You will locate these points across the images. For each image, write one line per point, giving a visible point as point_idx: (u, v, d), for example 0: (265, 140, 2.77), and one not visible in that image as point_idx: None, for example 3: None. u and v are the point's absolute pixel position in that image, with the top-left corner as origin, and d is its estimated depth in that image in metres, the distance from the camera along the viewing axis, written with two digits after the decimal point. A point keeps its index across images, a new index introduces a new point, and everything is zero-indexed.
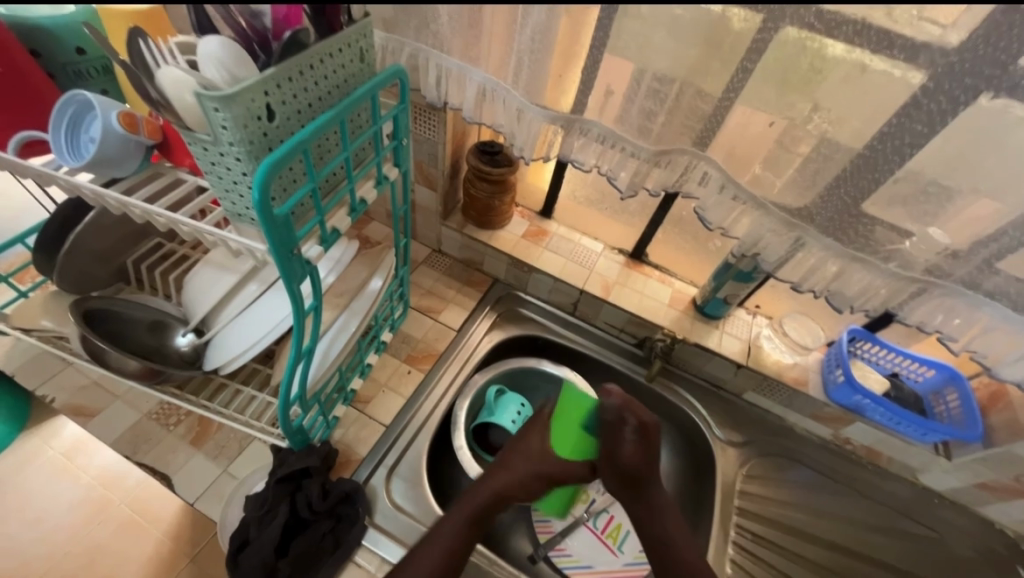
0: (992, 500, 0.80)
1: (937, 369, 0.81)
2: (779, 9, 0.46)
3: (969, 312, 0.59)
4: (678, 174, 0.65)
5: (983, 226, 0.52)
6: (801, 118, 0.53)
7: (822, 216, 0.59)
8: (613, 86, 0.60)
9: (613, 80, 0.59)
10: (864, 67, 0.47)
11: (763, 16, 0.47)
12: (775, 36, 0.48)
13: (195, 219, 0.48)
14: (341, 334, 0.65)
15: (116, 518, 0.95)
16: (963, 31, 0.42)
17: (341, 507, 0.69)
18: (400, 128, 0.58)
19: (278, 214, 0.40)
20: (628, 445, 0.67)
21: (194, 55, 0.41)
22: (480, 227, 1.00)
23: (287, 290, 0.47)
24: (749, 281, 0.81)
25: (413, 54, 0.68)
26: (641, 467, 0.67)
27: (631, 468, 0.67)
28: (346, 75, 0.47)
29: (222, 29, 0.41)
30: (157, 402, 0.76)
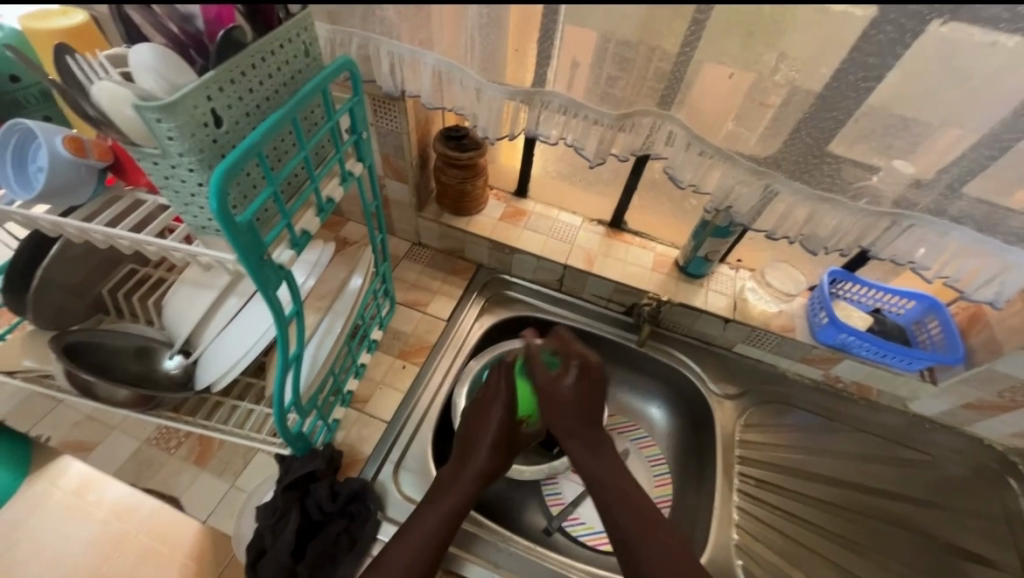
0: (979, 418, 0.83)
1: (917, 300, 0.83)
2: None
3: (938, 239, 0.60)
4: (643, 136, 0.65)
5: (945, 152, 0.53)
6: (768, 69, 0.52)
7: (788, 161, 0.59)
8: (578, 57, 0.59)
9: (577, 50, 0.58)
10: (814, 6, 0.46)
11: None
12: None
13: (160, 237, 0.47)
14: (328, 336, 0.65)
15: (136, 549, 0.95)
16: None
17: (352, 505, 0.69)
18: (358, 122, 0.57)
19: (241, 222, 0.40)
20: (568, 379, 0.68)
21: (127, 67, 0.39)
22: (457, 214, 0.99)
23: (266, 299, 0.46)
24: (727, 236, 0.82)
25: (363, 44, 0.66)
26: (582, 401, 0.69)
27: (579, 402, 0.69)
28: (292, 72, 0.46)
29: (152, 36, 0.40)
30: (154, 428, 0.75)
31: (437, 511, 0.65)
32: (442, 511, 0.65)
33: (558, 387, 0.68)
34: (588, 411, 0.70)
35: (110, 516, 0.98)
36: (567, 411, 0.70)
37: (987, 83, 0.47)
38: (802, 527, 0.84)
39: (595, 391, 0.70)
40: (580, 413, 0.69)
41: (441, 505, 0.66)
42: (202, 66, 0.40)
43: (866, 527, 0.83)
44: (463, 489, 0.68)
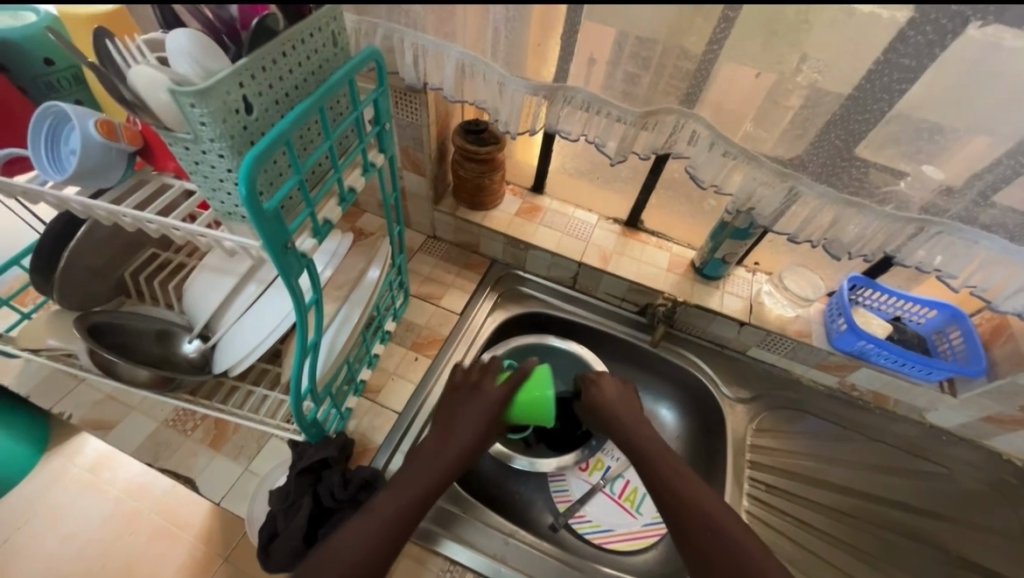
0: (998, 432, 0.81)
1: (940, 309, 0.82)
2: None
3: (966, 248, 0.59)
4: (665, 134, 0.64)
5: (981, 158, 0.51)
6: (790, 69, 0.51)
7: (814, 163, 0.58)
8: (596, 54, 0.59)
9: (594, 47, 0.58)
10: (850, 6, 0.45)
11: None
12: None
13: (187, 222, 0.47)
14: (344, 326, 0.65)
15: (143, 530, 0.96)
16: None
17: (362, 494, 0.68)
18: (381, 113, 0.57)
19: (268, 209, 0.40)
20: (608, 383, 0.83)
21: (163, 51, 0.40)
22: (473, 209, 0.99)
23: (287, 285, 0.47)
24: (745, 238, 0.81)
25: (388, 35, 0.66)
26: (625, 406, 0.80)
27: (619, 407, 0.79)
28: (320, 61, 0.46)
29: (188, 21, 0.41)
30: (171, 410, 0.77)
31: (405, 491, 0.61)
32: (412, 491, 0.61)
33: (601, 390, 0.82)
34: (629, 415, 0.78)
35: (124, 494, 0.99)
36: (622, 410, 0.79)
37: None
38: (812, 535, 0.82)
39: (630, 400, 0.81)
40: (632, 414, 0.78)
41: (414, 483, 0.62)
42: (235, 53, 0.41)
43: (878, 538, 0.82)
44: (436, 469, 0.64)
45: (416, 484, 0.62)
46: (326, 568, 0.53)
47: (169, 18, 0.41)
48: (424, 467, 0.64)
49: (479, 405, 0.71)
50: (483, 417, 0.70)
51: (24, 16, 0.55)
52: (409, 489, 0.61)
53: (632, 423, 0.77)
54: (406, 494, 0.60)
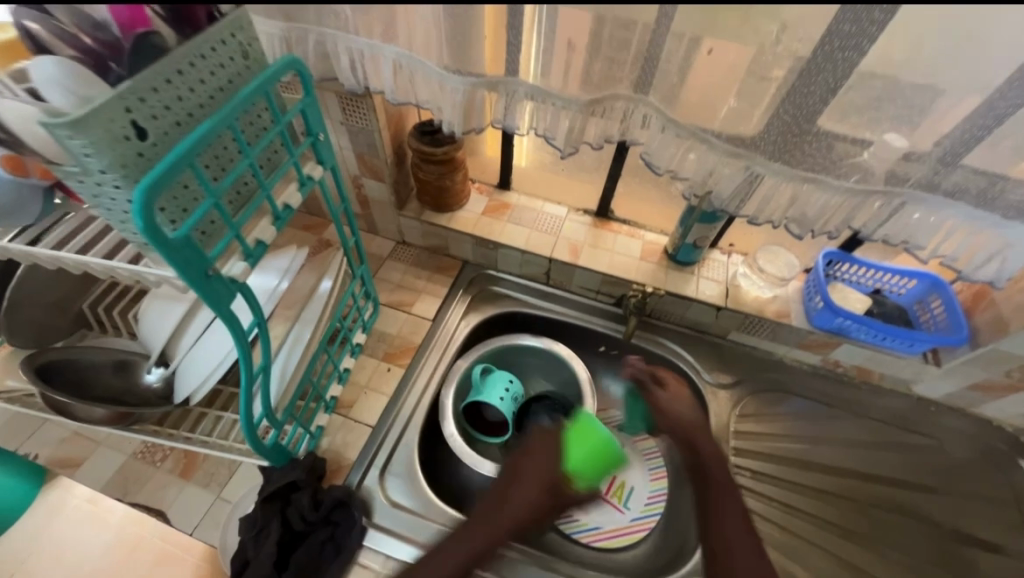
0: (987, 399, 0.79)
1: (919, 278, 0.80)
2: None
3: (932, 217, 0.57)
4: (617, 121, 0.61)
5: (936, 122, 0.49)
6: (770, 40, 0.48)
7: (767, 141, 0.56)
8: (574, 38, 0.53)
9: (572, 31, 0.53)
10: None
11: None
12: None
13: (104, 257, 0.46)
14: (296, 346, 0.63)
15: None
16: None
17: (336, 513, 0.68)
18: (313, 123, 0.55)
19: (174, 238, 0.38)
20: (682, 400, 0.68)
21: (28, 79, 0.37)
22: (438, 211, 0.97)
23: (217, 314, 0.45)
24: (714, 221, 0.79)
25: (320, 40, 0.64)
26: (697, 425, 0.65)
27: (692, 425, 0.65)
28: (230, 75, 0.43)
29: (62, 50, 0.38)
30: (138, 442, 0.75)
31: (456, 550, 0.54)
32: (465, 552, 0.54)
33: (674, 412, 0.67)
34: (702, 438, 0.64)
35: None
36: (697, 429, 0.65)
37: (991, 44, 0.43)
38: (803, 520, 0.81)
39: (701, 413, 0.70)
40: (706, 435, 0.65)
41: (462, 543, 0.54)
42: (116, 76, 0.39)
43: (870, 517, 0.80)
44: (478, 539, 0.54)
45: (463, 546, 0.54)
46: None
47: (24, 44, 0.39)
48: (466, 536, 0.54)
49: (540, 464, 0.59)
50: (536, 482, 0.57)
51: None
52: (454, 552, 0.54)
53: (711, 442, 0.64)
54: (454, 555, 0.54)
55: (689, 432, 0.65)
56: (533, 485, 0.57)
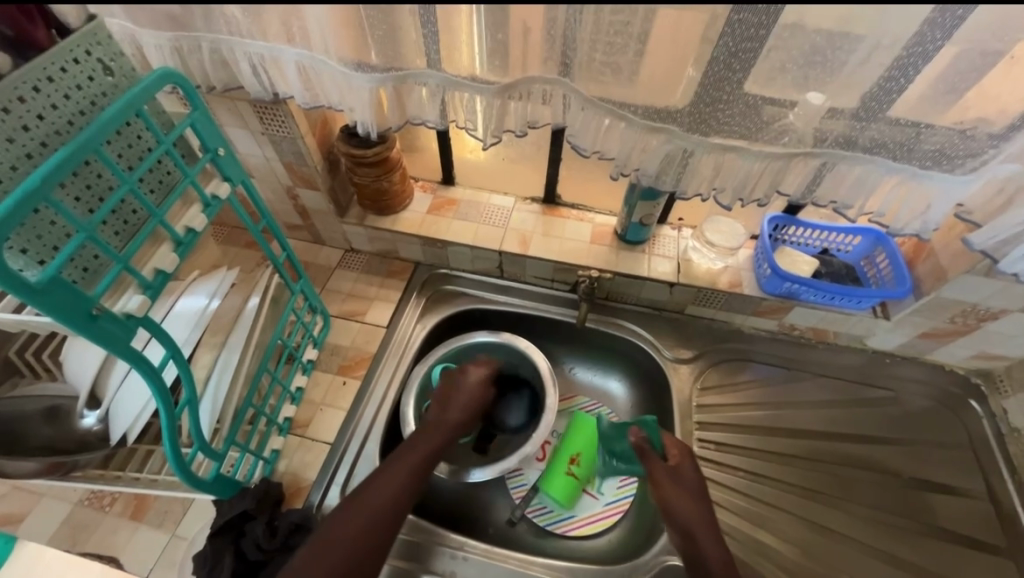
0: (938, 346, 0.81)
1: (864, 235, 0.80)
2: None
3: (858, 174, 0.56)
4: (538, 105, 0.59)
5: (849, 78, 0.47)
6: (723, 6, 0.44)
7: (684, 113, 0.54)
8: (529, 20, 0.49)
9: (527, 14, 0.48)
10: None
11: None
12: None
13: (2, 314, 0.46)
14: (226, 373, 0.59)
15: None
16: None
17: (294, 537, 0.65)
18: (207, 138, 0.51)
19: (39, 282, 0.35)
20: (688, 465, 0.69)
21: None
22: (381, 214, 0.94)
23: (116, 353, 0.42)
24: (656, 197, 0.78)
25: (214, 47, 0.60)
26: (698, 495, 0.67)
27: (696, 493, 0.67)
28: (90, 100, 0.45)
29: None
30: (84, 489, 0.72)
31: (399, 469, 0.66)
32: (408, 468, 0.66)
33: (681, 476, 0.68)
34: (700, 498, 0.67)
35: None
36: (702, 513, 0.65)
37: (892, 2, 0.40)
38: (773, 486, 0.81)
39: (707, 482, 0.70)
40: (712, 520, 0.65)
41: (413, 457, 0.68)
42: None
43: (833, 475, 0.81)
44: (421, 454, 0.68)
45: (407, 462, 0.67)
46: (330, 546, 0.58)
47: None
48: (415, 449, 0.69)
49: (461, 395, 0.78)
50: (461, 408, 0.76)
51: None
52: (404, 468, 0.66)
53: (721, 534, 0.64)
54: (403, 472, 0.65)
55: (698, 513, 0.65)
56: (460, 406, 0.76)
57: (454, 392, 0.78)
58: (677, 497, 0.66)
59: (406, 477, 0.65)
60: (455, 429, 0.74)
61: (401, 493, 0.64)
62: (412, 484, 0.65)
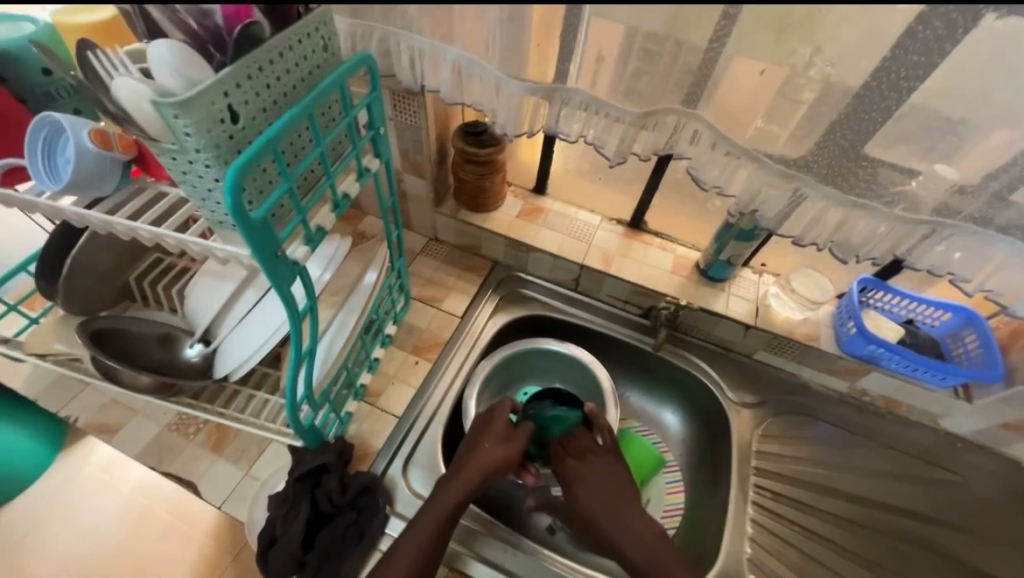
0: (1016, 440, 0.78)
1: (954, 311, 0.79)
2: None
3: (981, 250, 0.56)
4: (666, 135, 0.62)
5: (1003, 157, 0.50)
6: (803, 63, 0.49)
7: (820, 163, 0.56)
8: (677, 47, 0.52)
9: (681, 37, 0.52)
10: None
11: None
12: None
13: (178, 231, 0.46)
14: (342, 330, 0.64)
15: (158, 523, 1.10)
16: None
17: (362, 498, 0.68)
18: (376, 117, 0.56)
19: (255, 219, 0.40)
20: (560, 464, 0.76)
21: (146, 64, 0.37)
22: (474, 211, 0.99)
23: (278, 293, 0.47)
24: (751, 239, 0.79)
25: (383, 40, 0.66)
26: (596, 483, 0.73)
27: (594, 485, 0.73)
28: (310, 67, 0.45)
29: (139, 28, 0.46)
30: (174, 413, 0.77)
31: (445, 496, 0.65)
32: (450, 499, 0.65)
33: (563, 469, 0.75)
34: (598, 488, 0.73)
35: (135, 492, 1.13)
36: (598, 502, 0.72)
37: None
38: (820, 543, 0.82)
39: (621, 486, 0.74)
40: (616, 515, 0.71)
41: (456, 489, 0.66)
42: (218, 61, 0.39)
43: (885, 546, 0.82)
44: (462, 486, 0.67)
45: (450, 495, 0.66)
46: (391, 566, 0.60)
47: (150, 28, 0.40)
48: (455, 482, 0.67)
49: (498, 431, 0.74)
50: (499, 443, 0.72)
51: (22, 25, 0.52)
52: (447, 502, 0.65)
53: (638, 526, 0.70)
54: (445, 505, 0.65)
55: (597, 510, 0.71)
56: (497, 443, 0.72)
57: (487, 431, 0.74)
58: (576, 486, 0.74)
59: (436, 525, 0.63)
60: (500, 466, 0.70)
61: (447, 523, 0.64)
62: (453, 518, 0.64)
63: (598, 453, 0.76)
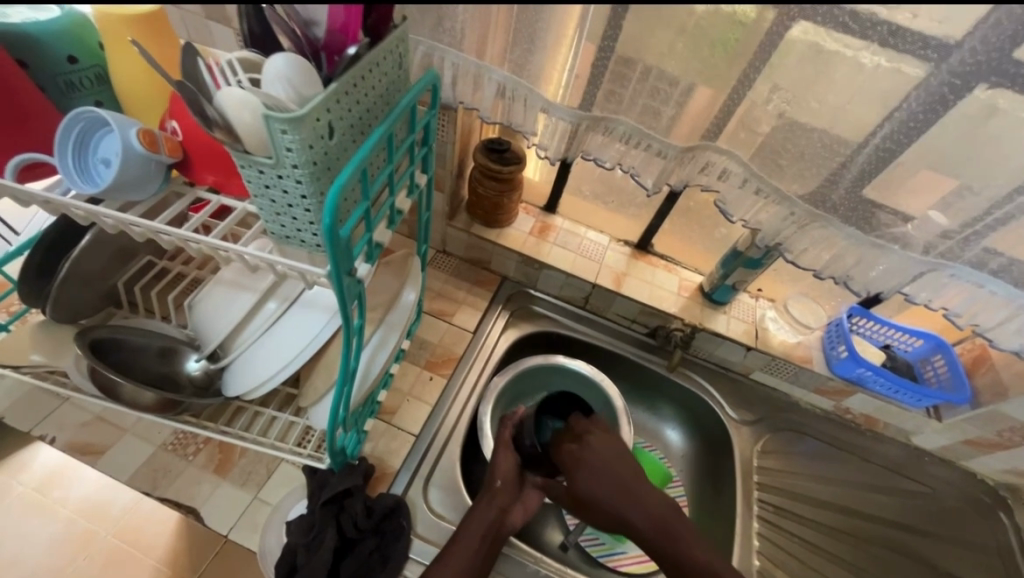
0: (976, 454, 0.87)
1: (925, 339, 0.88)
2: (799, 8, 0.48)
3: (972, 290, 0.63)
4: (698, 171, 0.67)
5: (1005, 213, 0.56)
6: (760, 98, 0.57)
7: (844, 207, 0.62)
8: (714, 96, 0.58)
9: (719, 83, 0.57)
10: (710, 7, 0.51)
11: (779, 14, 0.50)
12: (785, 34, 0.51)
13: (235, 243, 0.43)
14: (381, 348, 0.62)
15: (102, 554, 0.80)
16: (966, 26, 0.46)
17: (386, 522, 0.66)
18: (431, 134, 0.56)
19: (342, 237, 0.38)
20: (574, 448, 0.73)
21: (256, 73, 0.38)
22: (487, 226, 0.98)
23: (343, 312, 0.45)
24: (757, 268, 0.84)
25: (428, 52, 0.65)
26: (610, 463, 0.71)
27: (608, 464, 0.71)
28: (389, 83, 0.44)
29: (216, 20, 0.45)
30: (170, 432, 0.71)
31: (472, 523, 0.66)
32: (473, 527, 0.66)
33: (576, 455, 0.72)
34: (611, 466, 0.71)
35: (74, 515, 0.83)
36: (616, 476, 0.70)
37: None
38: (822, 558, 0.89)
39: (628, 459, 0.72)
40: (630, 487, 0.70)
41: (478, 516, 0.68)
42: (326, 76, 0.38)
43: (869, 553, 0.89)
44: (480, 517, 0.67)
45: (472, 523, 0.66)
46: None
47: (260, 35, 0.39)
48: (477, 511, 0.68)
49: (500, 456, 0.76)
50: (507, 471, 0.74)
51: (47, 8, 0.50)
52: (468, 530, 0.66)
53: (647, 494, 0.69)
54: (468, 535, 0.65)
55: (611, 488, 0.69)
56: (507, 462, 0.75)
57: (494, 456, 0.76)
58: (590, 464, 0.71)
59: (467, 554, 0.63)
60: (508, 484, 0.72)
61: (477, 549, 0.64)
62: (480, 542, 0.65)
63: (595, 432, 0.74)
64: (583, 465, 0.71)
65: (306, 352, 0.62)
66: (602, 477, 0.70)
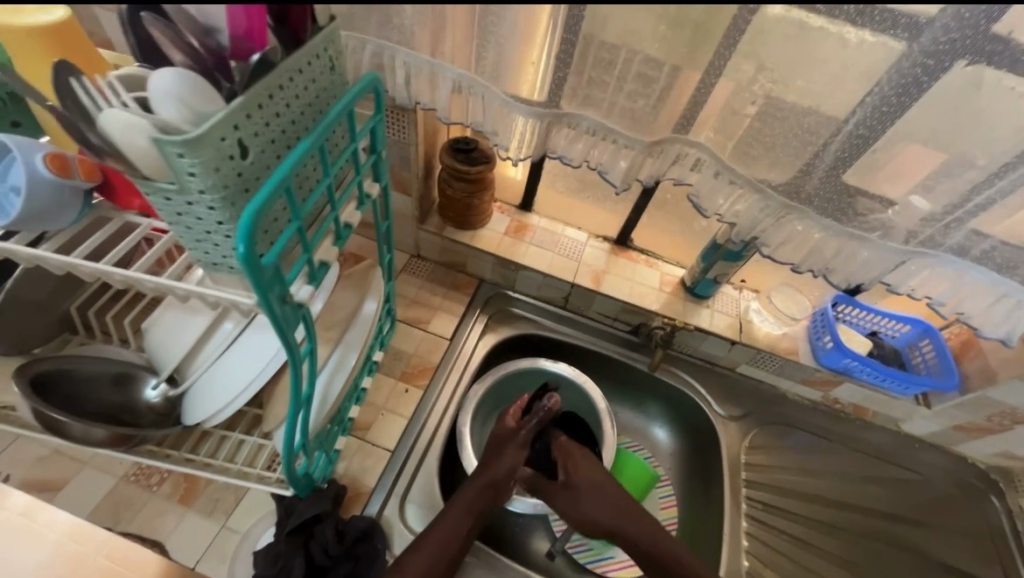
0: (967, 439, 0.86)
1: (913, 324, 0.85)
2: None
3: (955, 279, 0.61)
4: (669, 163, 0.64)
5: (987, 198, 0.53)
6: (747, 77, 0.52)
7: (820, 198, 0.59)
8: (678, 88, 0.55)
9: (684, 73, 0.53)
10: None
11: None
12: (759, 12, 0.47)
13: (159, 275, 0.40)
14: (340, 369, 0.60)
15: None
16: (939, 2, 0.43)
17: (359, 546, 0.64)
18: (378, 140, 0.52)
19: (266, 264, 0.35)
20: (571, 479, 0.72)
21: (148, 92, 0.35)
22: (459, 228, 0.95)
23: (283, 339, 0.42)
24: (737, 260, 0.82)
25: (377, 51, 0.62)
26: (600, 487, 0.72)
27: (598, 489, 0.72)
28: (319, 91, 0.41)
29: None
30: (131, 463, 0.68)
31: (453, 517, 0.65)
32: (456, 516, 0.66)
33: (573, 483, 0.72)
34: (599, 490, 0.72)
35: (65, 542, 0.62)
36: (604, 500, 0.71)
37: (1011, 130, 0.48)
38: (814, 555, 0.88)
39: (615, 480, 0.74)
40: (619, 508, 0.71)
41: (461, 509, 0.66)
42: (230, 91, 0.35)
43: (863, 547, 0.88)
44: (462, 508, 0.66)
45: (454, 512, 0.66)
46: None
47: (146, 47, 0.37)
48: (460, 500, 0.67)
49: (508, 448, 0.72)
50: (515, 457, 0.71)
51: None
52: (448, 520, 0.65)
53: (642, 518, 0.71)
54: (449, 524, 0.65)
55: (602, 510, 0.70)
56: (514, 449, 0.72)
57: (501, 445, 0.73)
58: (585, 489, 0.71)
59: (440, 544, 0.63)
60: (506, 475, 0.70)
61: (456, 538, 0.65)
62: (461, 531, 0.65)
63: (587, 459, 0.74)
64: (577, 484, 0.72)
65: (262, 377, 0.59)
66: (592, 498, 0.71)
